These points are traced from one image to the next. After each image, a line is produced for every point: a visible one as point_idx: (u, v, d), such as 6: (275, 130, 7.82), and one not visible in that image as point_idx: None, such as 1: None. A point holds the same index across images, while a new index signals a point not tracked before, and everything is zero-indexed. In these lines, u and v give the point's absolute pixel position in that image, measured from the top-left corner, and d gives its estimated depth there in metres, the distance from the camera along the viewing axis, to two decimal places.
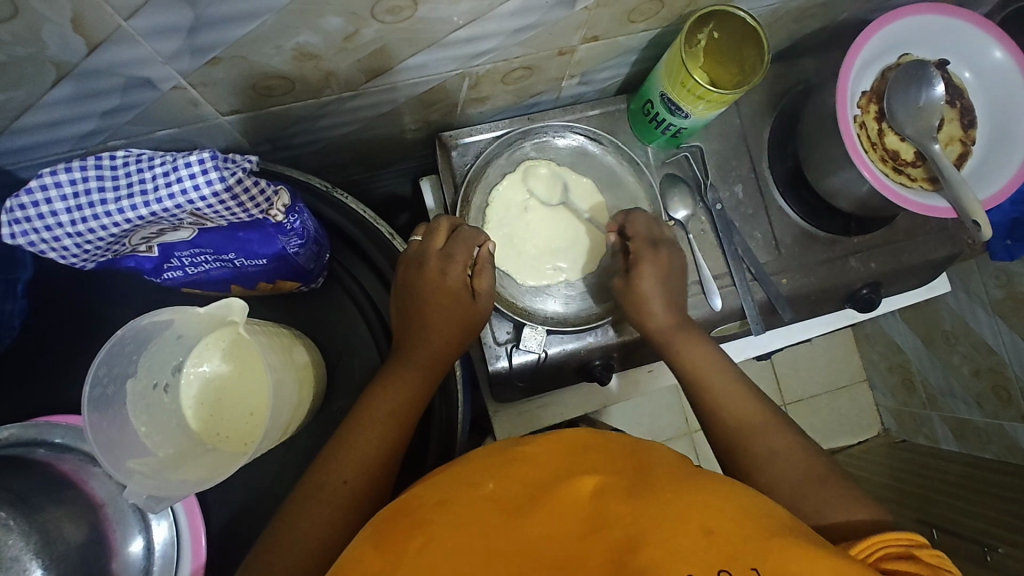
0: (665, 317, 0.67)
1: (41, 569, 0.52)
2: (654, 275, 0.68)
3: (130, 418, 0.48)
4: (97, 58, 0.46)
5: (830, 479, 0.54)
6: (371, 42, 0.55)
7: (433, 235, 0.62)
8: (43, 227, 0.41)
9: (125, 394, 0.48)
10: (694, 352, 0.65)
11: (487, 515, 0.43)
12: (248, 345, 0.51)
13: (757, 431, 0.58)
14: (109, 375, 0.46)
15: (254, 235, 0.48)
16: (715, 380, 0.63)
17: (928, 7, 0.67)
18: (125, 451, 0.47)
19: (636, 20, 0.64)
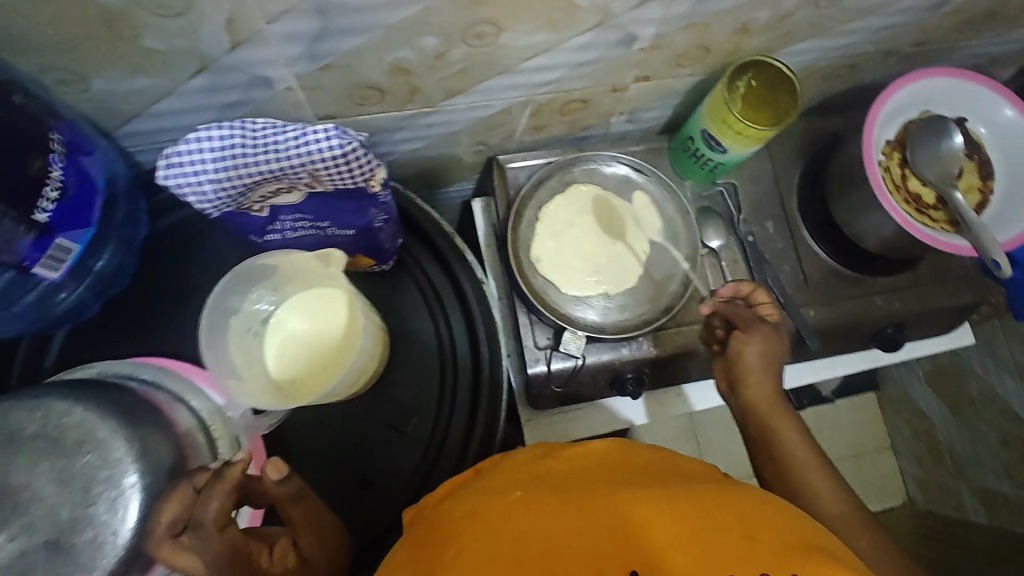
0: (771, 402, 0.67)
1: (137, 478, 0.45)
2: (763, 352, 0.68)
3: (229, 350, 0.54)
4: (235, 55, 0.56)
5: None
6: (456, 63, 0.64)
7: (184, 566, 0.41)
8: (194, 173, 0.45)
9: (229, 326, 0.54)
10: (786, 431, 0.65)
11: (509, 514, 0.51)
12: (328, 303, 0.56)
13: (845, 527, 0.59)
14: (222, 309, 0.52)
15: (349, 206, 0.52)
16: (811, 470, 0.63)
17: (948, 71, 0.74)
18: (225, 371, 0.52)
19: (684, 65, 0.73)
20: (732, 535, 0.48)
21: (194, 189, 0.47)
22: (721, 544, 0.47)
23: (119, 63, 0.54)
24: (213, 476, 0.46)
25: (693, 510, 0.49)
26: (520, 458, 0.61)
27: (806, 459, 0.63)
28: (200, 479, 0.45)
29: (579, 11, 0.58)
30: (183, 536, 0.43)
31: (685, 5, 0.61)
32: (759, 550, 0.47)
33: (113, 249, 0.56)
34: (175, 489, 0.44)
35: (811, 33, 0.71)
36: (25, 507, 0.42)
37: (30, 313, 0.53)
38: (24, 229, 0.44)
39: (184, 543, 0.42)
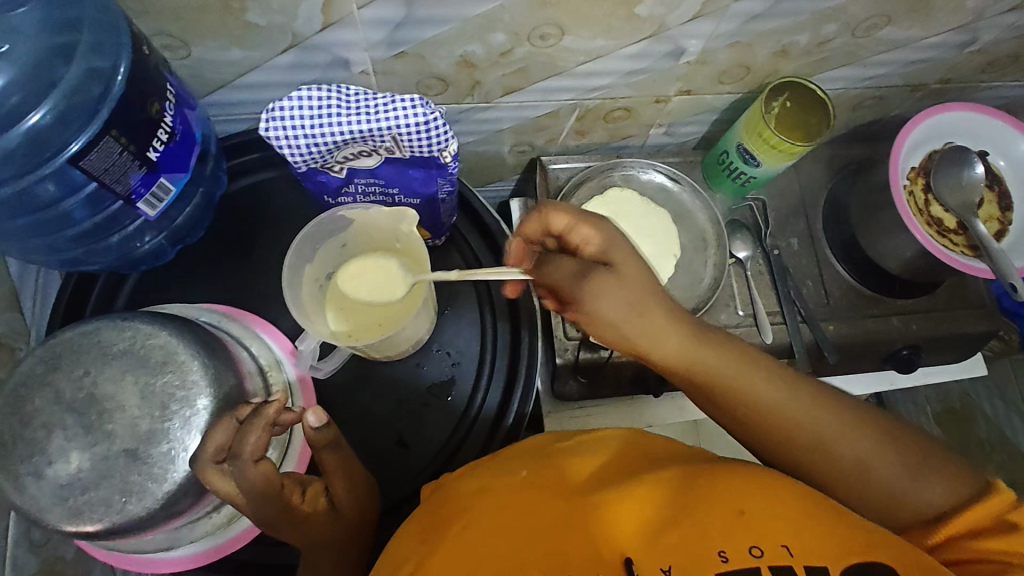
0: (672, 342, 0.54)
1: (205, 402, 0.48)
2: (622, 301, 0.52)
3: (301, 294, 0.58)
4: (323, 35, 0.61)
5: (907, 460, 0.54)
6: (518, 61, 0.69)
7: (223, 489, 0.45)
8: (290, 129, 0.50)
9: (303, 273, 0.59)
10: (721, 365, 0.55)
11: (513, 492, 0.52)
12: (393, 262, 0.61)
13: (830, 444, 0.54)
14: (301, 257, 0.58)
15: (418, 175, 0.57)
16: (772, 396, 0.55)
17: (971, 105, 0.79)
18: (299, 308, 0.56)
19: (725, 82, 0.78)
20: (726, 510, 0.47)
21: (286, 144, 0.51)
22: (714, 516, 0.47)
23: (220, 33, 0.59)
24: (255, 412, 0.46)
25: (691, 490, 0.50)
26: (543, 440, 0.60)
27: (763, 388, 0.55)
28: (245, 412, 0.46)
29: (637, 20, 0.64)
30: (225, 463, 0.45)
31: (732, 24, 0.67)
32: (750, 521, 0.46)
33: (196, 203, 0.61)
34: (222, 418, 0.45)
35: (845, 61, 0.77)
36: (110, 415, 0.46)
37: (113, 250, 0.58)
38: (137, 164, 0.49)
39: (224, 470, 0.45)
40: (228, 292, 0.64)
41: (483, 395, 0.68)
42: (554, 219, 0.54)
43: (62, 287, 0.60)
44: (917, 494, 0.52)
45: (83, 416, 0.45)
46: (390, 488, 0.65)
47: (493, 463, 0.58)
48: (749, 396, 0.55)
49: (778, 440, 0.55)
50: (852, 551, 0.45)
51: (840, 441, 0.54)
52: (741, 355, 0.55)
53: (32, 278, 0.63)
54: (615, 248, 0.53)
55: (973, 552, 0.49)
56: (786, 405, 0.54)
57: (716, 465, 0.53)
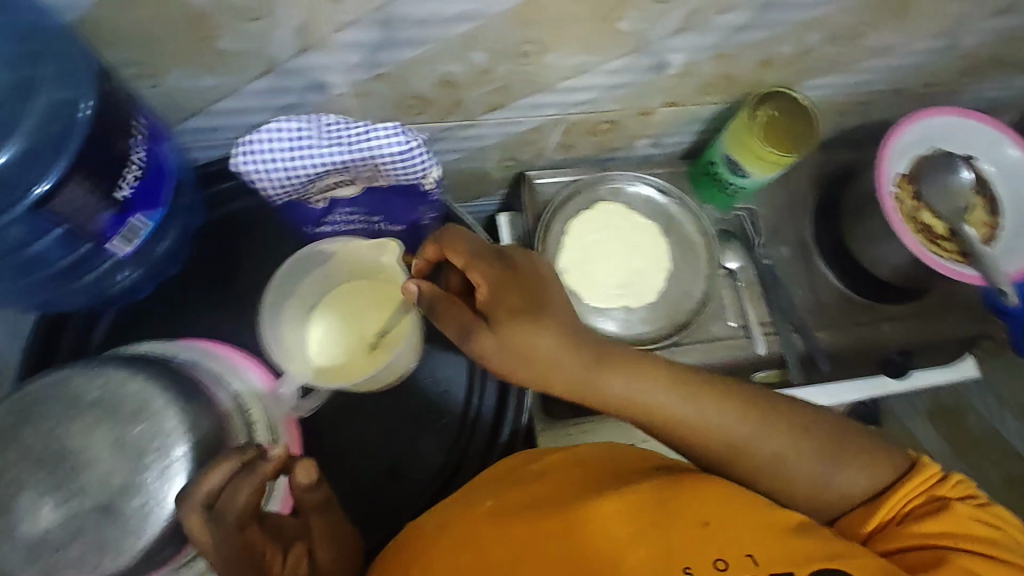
0: (565, 369, 0.52)
1: (183, 450, 0.46)
2: (546, 342, 0.51)
3: (280, 327, 0.58)
4: (299, 60, 0.60)
5: (823, 444, 0.55)
6: (500, 79, 0.68)
7: (203, 542, 0.42)
8: (264, 162, 0.49)
9: (286, 309, 0.59)
10: (622, 387, 0.53)
11: (484, 523, 0.51)
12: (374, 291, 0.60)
13: (743, 447, 0.55)
14: (281, 293, 0.58)
15: (401, 202, 0.55)
16: (674, 407, 0.54)
17: (956, 110, 0.79)
18: (279, 347, 0.56)
19: (710, 93, 0.78)
20: (693, 522, 0.49)
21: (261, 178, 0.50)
22: (681, 530, 0.48)
23: (191, 60, 0.57)
24: (254, 456, 0.45)
25: (658, 500, 0.51)
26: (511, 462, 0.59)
27: (661, 401, 0.54)
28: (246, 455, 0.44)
29: (619, 35, 0.63)
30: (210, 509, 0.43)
31: (717, 36, 0.66)
32: (715, 534, 0.48)
33: (172, 238, 0.59)
34: (221, 459, 0.43)
35: (831, 69, 0.76)
36: (82, 470, 0.44)
37: (84, 292, 0.56)
38: (106, 205, 0.47)
39: (207, 516, 0.42)
40: (208, 325, 0.62)
41: (478, 404, 0.67)
42: (451, 255, 0.54)
43: (33, 330, 0.57)
44: (840, 483, 0.54)
45: (53, 473, 0.43)
46: (382, 521, 0.64)
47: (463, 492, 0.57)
48: (654, 408, 0.54)
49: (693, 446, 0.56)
50: (813, 556, 0.48)
51: (759, 441, 0.55)
52: (631, 370, 0.54)
53: (4, 321, 0.61)
54: (495, 276, 0.53)
55: (911, 538, 0.50)
56: (691, 418, 0.54)
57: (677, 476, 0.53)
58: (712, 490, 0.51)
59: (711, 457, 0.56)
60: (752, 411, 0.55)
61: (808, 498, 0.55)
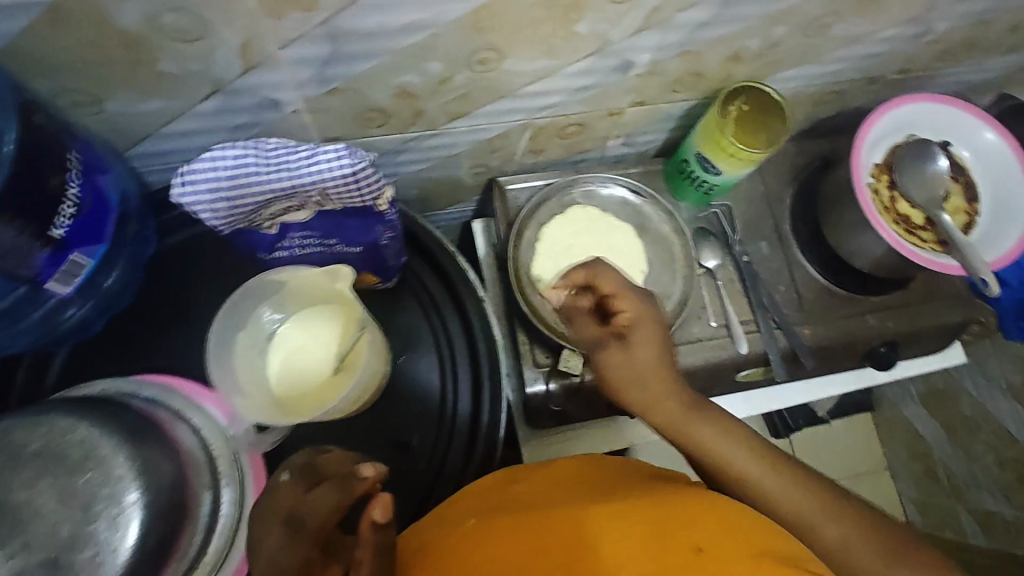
0: (670, 399, 0.59)
1: (135, 496, 0.46)
2: (649, 355, 0.59)
3: (234, 364, 0.54)
4: (246, 78, 0.58)
5: (885, 544, 0.53)
6: (459, 88, 0.66)
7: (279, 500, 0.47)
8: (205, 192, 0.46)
9: (234, 342, 0.54)
10: (702, 434, 0.58)
11: (487, 526, 0.53)
12: (335, 317, 0.57)
13: (793, 519, 0.55)
14: (226, 326, 0.53)
15: (356, 224, 0.53)
16: (745, 464, 0.57)
17: (928, 97, 0.78)
18: (229, 387, 0.52)
19: (678, 90, 0.76)
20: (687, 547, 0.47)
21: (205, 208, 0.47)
22: (672, 556, 0.46)
23: (133, 84, 0.55)
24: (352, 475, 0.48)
25: (653, 517, 0.49)
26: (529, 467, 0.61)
27: (730, 449, 0.58)
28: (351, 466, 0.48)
29: (578, 38, 0.61)
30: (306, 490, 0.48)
31: (680, 34, 0.64)
32: (709, 562, 0.46)
33: (121, 269, 0.57)
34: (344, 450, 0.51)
35: (800, 61, 0.74)
36: (25, 524, 0.43)
37: (35, 330, 0.53)
38: (40, 244, 0.46)
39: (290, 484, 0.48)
40: (172, 353, 0.61)
41: (454, 401, 0.66)
42: (603, 287, 0.60)
43: None
44: None
45: None
46: None
47: (487, 493, 0.59)
48: (718, 454, 0.58)
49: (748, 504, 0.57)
50: None
51: (813, 522, 0.54)
52: (717, 423, 0.59)
53: None
54: (641, 311, 0.60)
55: None
56: (756, 477, 0.56)
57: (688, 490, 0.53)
58: (714, 513, 0.49)
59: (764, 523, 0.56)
60: (816, 489, 0.55)
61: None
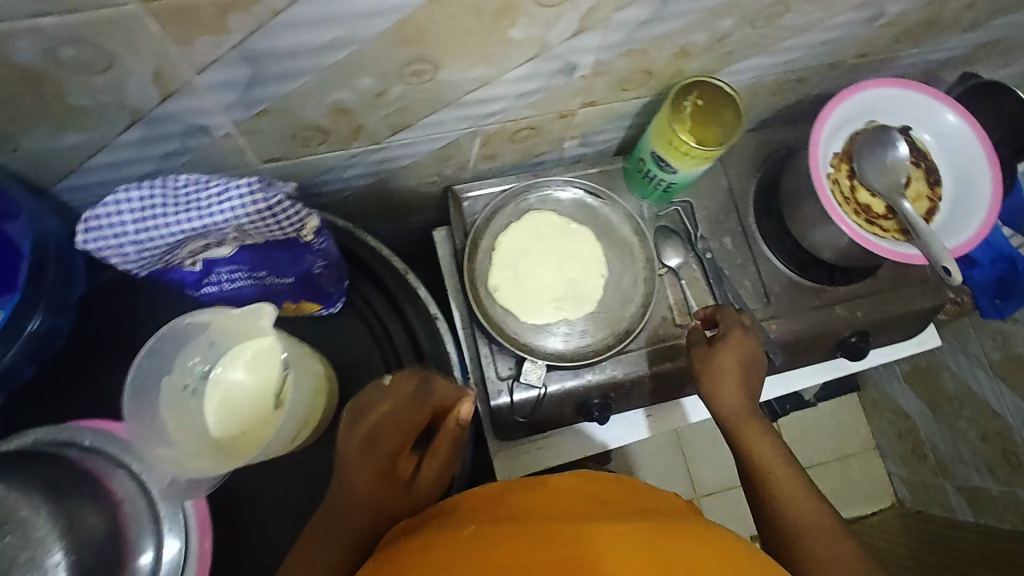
0: (737, 401, 0.71)
1: (60, 553, 0.52)
2: (737, 359, 0.72)
3: (160, 414, 0.53)
4: (166, 106, 0.55)
5: None
6: (397, 101, 0.64)
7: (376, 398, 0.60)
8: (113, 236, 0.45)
9: (158, 388, 0.53)
10: (758, 441, 0.68)
11: (507, 524, 0.52)
12: (268, 358, 0.55)
13: (808, 534, 0.61)
14: (147, 370, 0.52)
15: (283, 254, 0.52)
16: (783, 475, 0.65)
17: (886, 81, 0.75)
18: (154, 437, 0.52)
19: (629, 89, 0.73)
20: None
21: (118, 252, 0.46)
22: None
23: (45, 120, 0.53)
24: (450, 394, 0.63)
25: (666, 554, 0.48)
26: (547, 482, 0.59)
27: (775, 458, 0.67)
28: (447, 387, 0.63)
29: (513, 44, 0.58)
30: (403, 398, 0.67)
31: (621, 33, 0.61)
32: None
33: (45, 312, 0.60)
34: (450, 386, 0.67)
35: (751, 52, 0.72)
36: None
37: None
38: None
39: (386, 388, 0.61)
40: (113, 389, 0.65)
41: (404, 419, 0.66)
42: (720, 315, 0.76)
43: None
44: None
45: None
46: None
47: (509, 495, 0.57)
48: (765, 454, 0.67)
49: (771, 511, 0.64)
50: None
51: (824, 540, 0.60)
52: (773, 441, 0.68)
53: None
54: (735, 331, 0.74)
55: None
56: (789, 489, 0.64)
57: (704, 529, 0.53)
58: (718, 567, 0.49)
59: (783, 536, 0.62)
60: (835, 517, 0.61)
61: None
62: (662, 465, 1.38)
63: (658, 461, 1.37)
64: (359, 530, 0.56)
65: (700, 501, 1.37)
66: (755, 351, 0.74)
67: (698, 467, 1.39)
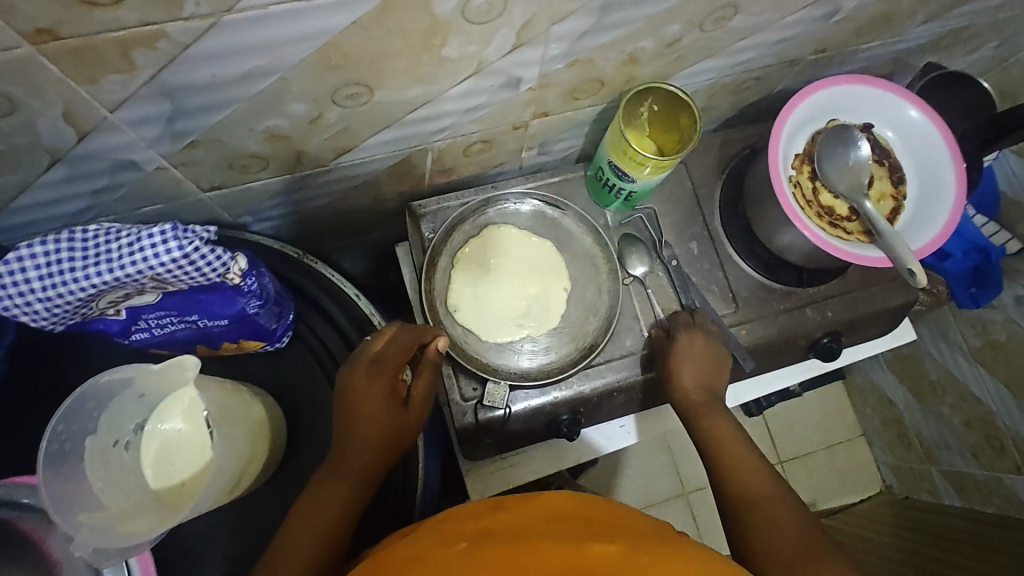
0: (696, 380, 0.74)
1: None
2: (698, 349, 0.75)
3: (89, 474, 0.57)
4: (86, 145, 0.53)
5: (831, 553, 0.55)
6: (335, 124, 0.61)
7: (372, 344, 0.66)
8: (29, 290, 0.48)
9: (83, 448, 0.56)
10: (712, 421, 0.71)
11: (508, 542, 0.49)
12: (200, 408, 0.59)
13: (758, 503, 0.61)
14: (68, 433, 0.55)
15: (215, 297, 0.55)
16: (737, 452, 0.67)
17: (847, 78, 0.74)
18: (86, 502, 0.56)
19: (581, 98, 0.71)
20: None
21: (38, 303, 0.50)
22: None
23: None
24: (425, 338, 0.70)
25: None
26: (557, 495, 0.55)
27: (731, 439, 0.69)
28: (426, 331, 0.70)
29: (449, 62, 0.56)
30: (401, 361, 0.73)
31: (562, 45, 0.59)
32: None
33: None
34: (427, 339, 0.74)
35: (704, 55, 0.70)
36: None
37: None
38: None
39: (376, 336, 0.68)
40: None
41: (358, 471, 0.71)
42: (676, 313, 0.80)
43: None
44: None
45: None
46: None
47: (517, 504, 0.54)
48: (719, 429, 0.70)
49: (727, 484, 0.65)
50: None
51: (777, 515, 0.59)
52: (727, 423, 0.71)
53: None
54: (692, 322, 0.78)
55: None
56: (750, 471, 0.65)
57: (686, 555, 0.50)
58: None
59: (740, 510, 0.62)
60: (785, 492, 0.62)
61: (772, 550, 0.57)
62: (648, 463, 1.37)
63: (643, 461, 1.37)
64: (364, 467, 0.62)
65: (689, 497, 1.36)
66: (719, 349, 0.77)
67: (685, 463, 1.38)
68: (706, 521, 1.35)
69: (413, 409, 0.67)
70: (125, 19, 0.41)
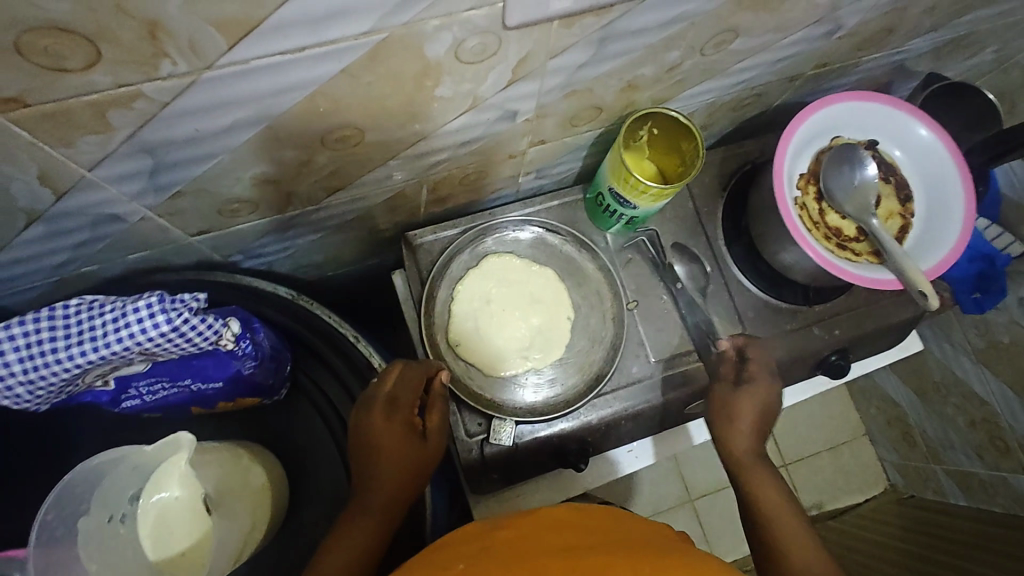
0: (750, 437, 0.66)
1: None
2: (761, 400, 0.67)
3: (82, 552, 0.55)
4: (64, 203, 0.50)
5: None
6: (325, 166, 0.59)
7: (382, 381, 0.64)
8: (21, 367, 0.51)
9: (77, 530, 0.56)
10: (763, 485, 0.63)
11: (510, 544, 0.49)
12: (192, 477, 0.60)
13: None
14: (60, 516, 0.54)
15: (208, 361, 0.59)
16: (791, 524, 0.59)
17: (853, 94, 0.72)
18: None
19: (580, 124, 0.69)
20: None
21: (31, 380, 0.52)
22: None
23: None
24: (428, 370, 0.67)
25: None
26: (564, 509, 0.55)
27: (784, 506, 0.61)
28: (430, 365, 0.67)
29: (442, 100, 0.54)
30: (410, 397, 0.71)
31: (559, 77, 0.57)
32: None
33: None
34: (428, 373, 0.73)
35: (705, 78, 0.68)
36: None
37: None
38: None
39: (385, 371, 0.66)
40: None
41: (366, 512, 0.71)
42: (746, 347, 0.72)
43: None
44: None
45: None
46: None
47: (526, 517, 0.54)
48: (770, 495, 0.62)
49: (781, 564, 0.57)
50: None
51: None
52: (779, 486, 0.63)
53: None
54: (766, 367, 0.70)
55: None
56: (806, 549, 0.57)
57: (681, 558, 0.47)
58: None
59: None
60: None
61: None
62: (654, 473, 1.36)
63: (648, 471, 1.35)
64: (385, 506, 0.59)
65: (695, 504, 1.35)
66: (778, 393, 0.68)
67: (690, 471, 1.36)
68: (714, 528, 1.34)
69: (430, 442, 0.64)
70: (98, 83, 0.39)
